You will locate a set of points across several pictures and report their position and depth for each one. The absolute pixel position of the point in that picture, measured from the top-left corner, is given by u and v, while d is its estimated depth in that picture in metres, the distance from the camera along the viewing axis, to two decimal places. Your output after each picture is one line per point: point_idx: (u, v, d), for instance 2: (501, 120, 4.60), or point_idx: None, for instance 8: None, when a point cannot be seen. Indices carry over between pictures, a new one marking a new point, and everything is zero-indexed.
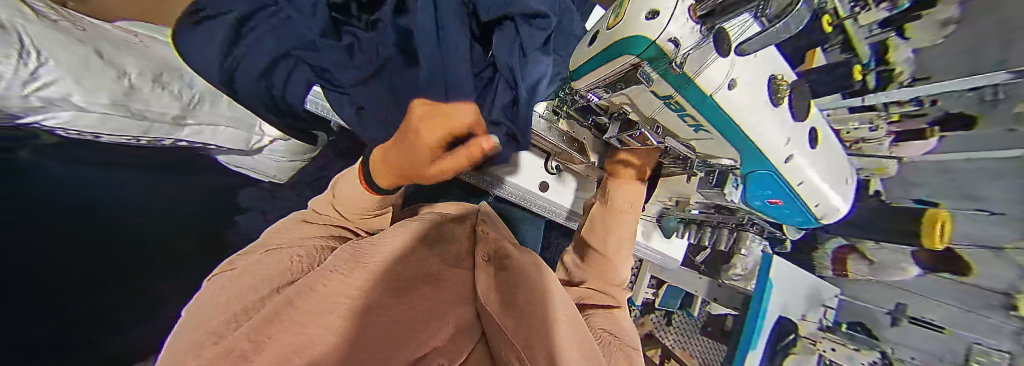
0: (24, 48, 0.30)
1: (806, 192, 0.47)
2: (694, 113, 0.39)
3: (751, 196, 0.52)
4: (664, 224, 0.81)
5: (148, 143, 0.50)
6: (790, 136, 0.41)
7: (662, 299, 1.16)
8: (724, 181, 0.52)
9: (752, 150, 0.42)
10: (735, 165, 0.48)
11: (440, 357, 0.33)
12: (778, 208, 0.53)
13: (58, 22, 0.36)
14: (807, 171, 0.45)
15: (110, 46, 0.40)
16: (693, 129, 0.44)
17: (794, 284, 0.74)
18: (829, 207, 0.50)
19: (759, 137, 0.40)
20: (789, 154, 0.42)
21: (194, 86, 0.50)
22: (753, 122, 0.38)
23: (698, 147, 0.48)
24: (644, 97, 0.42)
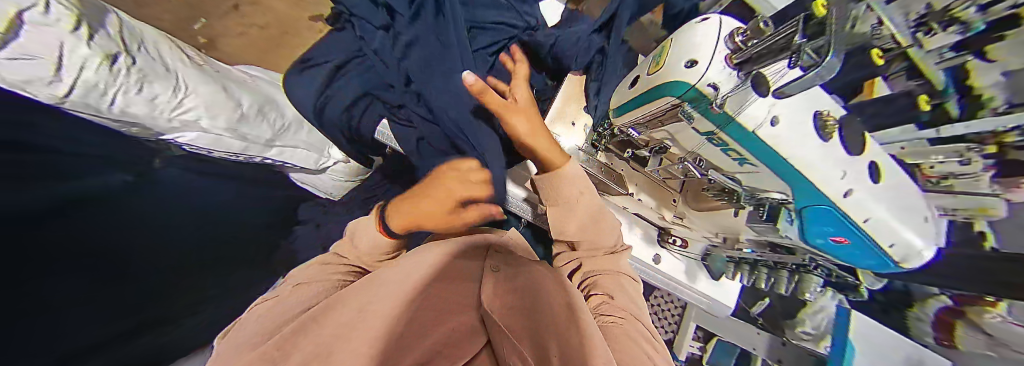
0: (177, 84, 0.44)
1: (874, 228, 0.40)
2: (734, 146, 0.39)
3: (808, 234, 0.45)
4: (709, 265, 0.71)
5: (243, 160, 0.59)
6: (845, 171, 0.37)
7: (710, 357, 1.00)
8: (776, 213, 0.46)
9: (801, 179, 0.38)
10: (786, 199, 0.44)
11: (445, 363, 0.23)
12: (844, 249, 0.44)
13: (202, 67, 0.50)
14: (871, 203, 0.38)
15: (242, 87, 0.54)
16: (737, 162, 0.42)
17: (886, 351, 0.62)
18: (912, 251, 0.41)
19: (809, 170, 0.37)
20: (848, 188, 0.37)
21: (287, 116, 0.60)
22: (803, 155, 0.36)
23: (744, 181, 0.46)
24: (683, 132, 0.44)
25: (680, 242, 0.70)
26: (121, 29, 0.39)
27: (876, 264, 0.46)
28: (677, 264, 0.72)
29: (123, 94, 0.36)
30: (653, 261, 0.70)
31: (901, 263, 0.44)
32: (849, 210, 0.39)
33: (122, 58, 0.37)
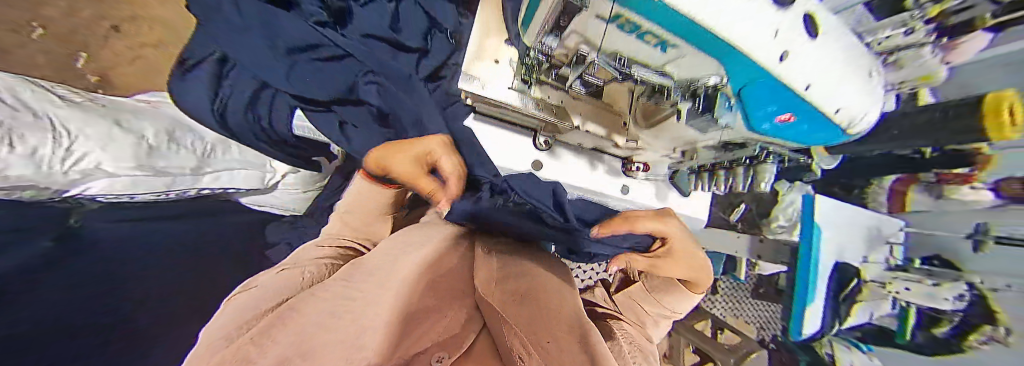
0: (56, 132, 0.37)
1: (822, 96, 0.29)
2: (648, 26, 0.24)
3: (753, 118, 0.36)
4: (677, 183, 0.75)
5: (176, 195, 0.53)
6: (780, 25, 0.23)
7: (701, 267, 1.09)
8: (711, 104, 0.38)
9: (737, 57, 0.25)
10: (721, 82, 0.33)
11: (442, 351, 0.25)
12: (793, 128, 0.36)
13: (81, 103, 0.43)
14: (819, 67, 0.27)
15: (131, 115, 0.47)
16: (659, 49, 0.29)
17: (846, 223, 0.62)
18: (861, 113, 0.33)
19: (746, 47, 0.23)
20: (785, 49, 0.24)
21: (205, 137, 0.54)
22: (743, 30, 0.22)
23: (674, 72, 0.34)
24: (591, 26, 0.29)
25: (643, 166, 0.69)
26: None
27: (825, 138, 0.38)
28: (646, 189, 0.74)
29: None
30: (622, 192, 0.72)
31: (848, 130, 0.36)
32: (796, 79, 0.27)
33: None
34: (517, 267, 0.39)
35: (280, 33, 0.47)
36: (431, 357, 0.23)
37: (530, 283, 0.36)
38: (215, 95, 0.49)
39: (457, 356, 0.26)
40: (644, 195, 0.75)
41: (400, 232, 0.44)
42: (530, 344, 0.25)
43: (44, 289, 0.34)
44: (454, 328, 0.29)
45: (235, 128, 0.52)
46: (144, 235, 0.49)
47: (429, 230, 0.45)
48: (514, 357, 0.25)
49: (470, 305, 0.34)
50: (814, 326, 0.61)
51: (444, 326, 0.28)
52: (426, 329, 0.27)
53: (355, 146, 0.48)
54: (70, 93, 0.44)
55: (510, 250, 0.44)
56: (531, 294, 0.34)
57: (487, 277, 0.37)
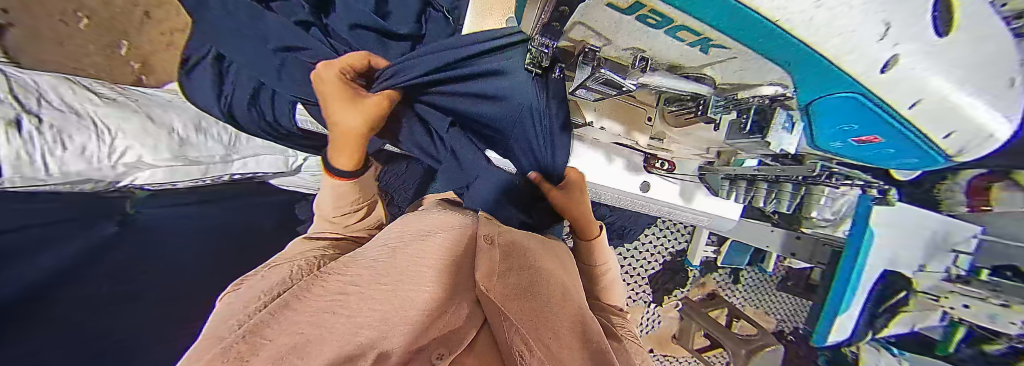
0: (98, 130, 0.41)
1: (923, 112, 0.23)
2: (681, 19, 0.19)
3: (822, 133, 0.31)
4: (708, 183, 0.69)
5: (212, 181, 0.59)
6: (899, 23, 0.16)
7: (724, 257, 1.06)
8: (766, 122, 0.37)
9: (812, 59, 0.19)
10: (784, 93, 0.28)
11: (443, 348, 0.23)
12: (874, 146, 0.30)
13: (116, 100, 0.46)
14: (934, 81, 0.20)
15: (160, 108, 0.50)
16: (699, 49, 0.24)
17: (909, 232, 0.52)
18: (982, 138, 0.26)
19: (828, 50, 0.18)
20: (895, 53, 0.18)
21: (228, 128, 0.57)
22: (834, 28, 0.16)
23: (719, 75, 0.29)
24: (606, 16, 0.24)
25: (668, 165, 0.66)
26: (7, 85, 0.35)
27: (912, 162, 0.31)
28: (671, 187, 0.69)
29: (49, 155, 0.36)
30: (642, 189, 0.68)
31: (955, 157, 0.29)
32: (892, 91, 0.21)
33: (27, 122, 0.35)
34: (520, 258, 0.37)
35: (269, 36, 0.48)
36: (431, 355, 0.22)
37: (530, 279, 0.35)
38: (220, 93, 0.53)
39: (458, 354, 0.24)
40: (667, 189, 0.69)
41: (407, 221, 0.43)
42: (534, 341, 0.25)
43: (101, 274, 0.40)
44: (457, 322, 0.27)
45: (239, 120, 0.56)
46: (184, 217, 0.56)
47: (438, 214, 0.45)
48: (513, 353, 0.24)
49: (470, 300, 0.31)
50: (841, 333, 0.56)
51: (451, 320, 0.26)
52: (435, 321, 0.25)
53: None
54: (105, 89, 0.48)
55: (516, 239, 0.42)
56: (534, 291, 0.33)
57: (491, 265, 0.33)
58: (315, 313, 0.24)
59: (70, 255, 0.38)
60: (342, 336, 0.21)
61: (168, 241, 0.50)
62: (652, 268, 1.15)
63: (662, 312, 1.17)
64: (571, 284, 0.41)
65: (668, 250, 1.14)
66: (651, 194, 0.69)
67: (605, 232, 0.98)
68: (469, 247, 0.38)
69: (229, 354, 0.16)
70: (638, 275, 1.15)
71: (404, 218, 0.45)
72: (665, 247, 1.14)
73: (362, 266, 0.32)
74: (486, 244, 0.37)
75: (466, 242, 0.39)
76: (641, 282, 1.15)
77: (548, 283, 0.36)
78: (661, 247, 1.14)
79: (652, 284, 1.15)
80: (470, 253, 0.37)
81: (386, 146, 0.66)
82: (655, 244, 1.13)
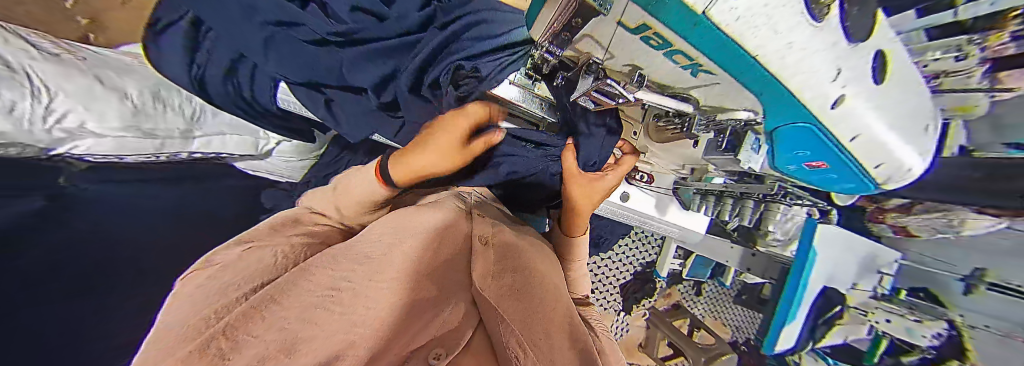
0: (34, 88, 0.36)
1: (863, 145, 0.26)
2: (679, 44, 0.21)
3: (782, 156, 0.33)
4: (681, 197, 0.74)
5: (167, 158, 0.54)
6: (845, 67, 0.19)
7: (690, 270, 1.13)
8: (740, 141, 0.40)
9: (781, 94, 0.22)
10: (756, 119, 0.30)
11: (440, 346, 0.24)
12: (820, 173, 0.34)
13: (60, 57, 0.41)
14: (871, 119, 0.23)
15: (112, 71, 0.45)
16: (689, 73, 0.26)
17: (847, 254, 0.59)
18: (901, 170, 0.30)
19: (792, 86, 0.20)
20: (843, 94, 0.21)
21: (193, 99, 0.53)
22: (798, 68, 0.18)
23: (701, 97, 0.31)
24: (609, 33, 0.25)
25: (648, 177, 0.70)
26: None
27: (849, 189, 0.36)
28: (647, 199, 0.73)
29: None
30: (620, 199, 0.71)
31: (882, 185, 0.33)
32: (840, 126, 0.24)
33: None
34: (513, 259, 0.38)
35: (256, 5, 0.44)
36: (428, 356, 0.23)
37: (524, 280, 0.34)
38: (192, 60, 0.49)
39: (456, 354, 0.24)
40: (643, 200, 0.73)
41: (401, 212, 0.42)
42: (528, 344, 0.25)
43: (22, 255, 0.34)
44: (454, 322, 0.27)
45: (211, 93, 0.53)
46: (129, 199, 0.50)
47: (430, 207, 0.43)
48: (509, 355, 0.25)
49: (465, 300, 0.31)
50: (787, 342, 0.62)
51: (445, 319, 0.27)
52: (423, 326, 0.26)
53: (344, 128, 0.58)
54: (40, 40, 0.42)
55: (510, 242, 0.42)
56: (527, 291, 0.33)
57: (482, 267, 0.33)
58: (301, 308, 0.27)
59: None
60: None
61: (107, 224, 0.45)
62: (624, 277, 1.20)
63: (630, 320, 1.22)
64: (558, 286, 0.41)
65: (639, 260, 1.19)
66: (629, 203, 0.72)
67: None
68: (464, 243, 0.38)
69: None
70: (610, 283, 1.19)
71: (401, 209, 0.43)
72: (636, 258, 1.19)
73: (347, 257, 0.30)
74: (480, 245, 0.37)
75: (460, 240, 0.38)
76: (612, 291, 1.19)
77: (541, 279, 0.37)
78: (633, 258, 1.19)
79: (623, 293, 1.20)
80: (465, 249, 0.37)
81: (373, 135, 0.64)
82: (627, 254, 1.18)
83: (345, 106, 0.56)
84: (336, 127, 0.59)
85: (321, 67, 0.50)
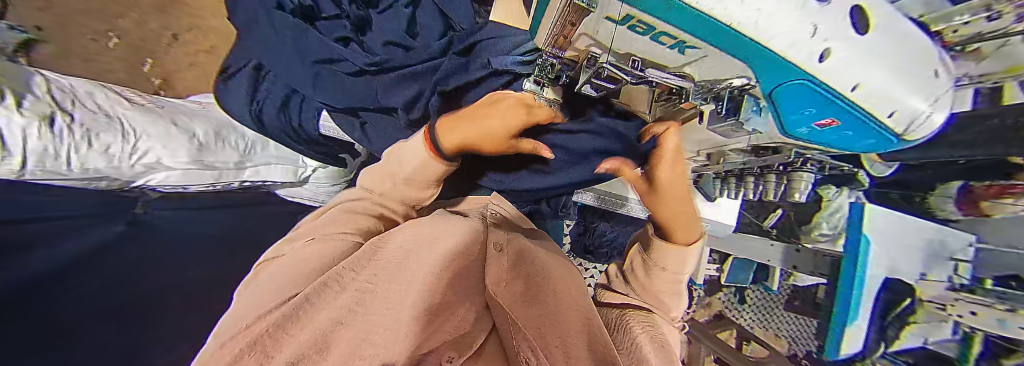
0: (124, 130, 0.43)
1: (868, 95, 0.25)
2: (662, 26, 0.23)
3: (787, 121, 0.32)
4: (702, 189, 0.72)
5: (223, 187, 0.60)
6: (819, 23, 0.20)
7: (728, 275, 1.05)
8: (738, 105, 0.36)
9: (766, 56, 0.23)
10: (751, 84, 0.30)
11: (452, 352, 0.21)
12: (834, 133, 0.32)
13: (145, 106, 0.49)
14: (868, 70, 0.24)
15: (185, 116, 0.53)
16: (678, 51, 0.27)
17: (900, 237, 0.54)
18: (924, 121, 0.29)
19: (777, 48, 0.21)
20: (827, 46, 0.22)
21: (246, 135, 0.60)
22: (775, 30, 0.20)
23: (696, 73, 0.32)
24: (601, 27, 0.28)
25: None
26: (49, 87, 0.38)
27: (875, 146, 0.34)
28: None
29: (74, 153, 0.36)
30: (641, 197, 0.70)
31: (905, 137, 0.31)
32: (840, 80, 0.24)
33: (59, 119, 0.36)
34: (524, 268, 0.38)
35: (305, 51, 0.54)
36: (442, 355, 0.20)
37: (534, 288, 0.34)
38: (253, 97, 0.60)
39: (467, 358, 0.23)
40: None
41: (419, 223, 0.44)
42: (541, 352, 0.23)
43: (105, 277, 0.38)
44: (465, 325, 0.26)
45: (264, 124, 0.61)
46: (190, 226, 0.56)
47: (453, 219, 0.46)
48: (519, 359, 0.23)
49: (478, 304, 0.31)
50: (854, 346, 0.55)
51: (457, 323, 0.25)
52: (440, 326, 0.23)
53: (374, 144, 0.62)
54: (135, 96, 0.51)
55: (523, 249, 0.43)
56: (538, 298, 0.33)
57: (496, 272, 0.34)
58: (332, 312, 0.24)
59: (79, 251, 0.38)
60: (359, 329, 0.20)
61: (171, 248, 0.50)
62: None
63: (668, 335, 1.13)
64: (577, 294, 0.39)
65: None
66: None
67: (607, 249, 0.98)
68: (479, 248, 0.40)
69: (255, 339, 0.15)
70: None
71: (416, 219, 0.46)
72: None
73: (376, 265, 0.32)
74: (495, 251, 0.40)
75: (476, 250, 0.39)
76: None
77: (555, 287, 0.37)
78: None
79: None
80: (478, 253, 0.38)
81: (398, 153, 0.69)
82: None
83: (375, 126, 0.61)
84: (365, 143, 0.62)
85: (348, 92, 0.56)
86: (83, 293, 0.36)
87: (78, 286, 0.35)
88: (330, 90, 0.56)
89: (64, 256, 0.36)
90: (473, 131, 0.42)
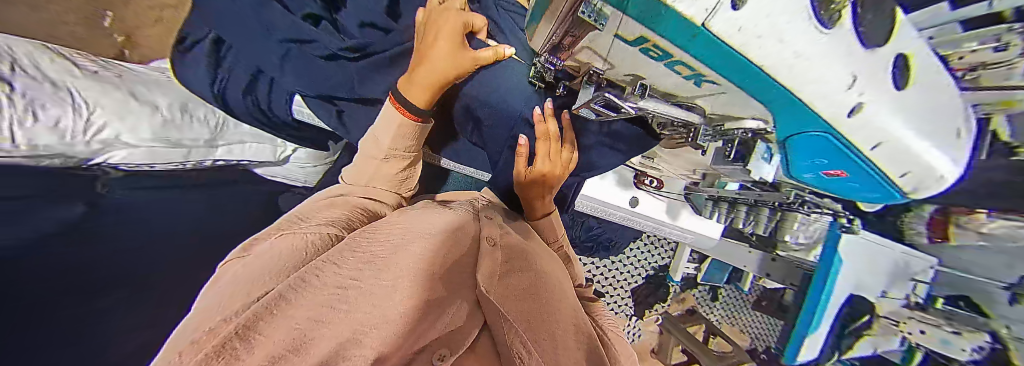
0: (74, 103, 0.39)
1: (885, 154, 0.25)
2: (678, 55, 0.20)
3: (795, 165, 0.32)
4: (694, 203, 0.74)
5: (191, 165, 0.57)
6: (859, 74, 0.17)
7: (704, 274, 1.09)
8: (748, 151, 0.39)
9: (791, 103, 0.20)
10: (764, 129, 0.30)
11: (445, 349, 0.24)
12: (841, 182, 0.32)
13: (98, 73, 0.45)
14: (891, 127, 0.22)
15: (144, 88, 0.49)
16: (693, 82, 0.25)
17: (877, 261, 0.56)
18: (932, 178, 0.27)
19: (805, 97, 0.19)
20: (860, 101, 0.19)
21: (216, 112, 0.58)
22: (809, 80, 0.17)
23: (708, 106, 0.29)
24: (609, 45, 0.24)
25: (657, 183, 0.70)
26: None
27: (874, 197, 0.33)
28: (658, 203, 0.72)
29: (17, 126, 0.33)
30: (631, 204, 0.71)
31: (911, 194, 0.30)
32: (858, 136, 0.22)
33: None
34: (523, 263, 0.37)
35: (283, 22, 0.49)
36: (431, 358, 0.23)
37: (530, 283, 0.35)
38: (213, 77, 0.56)
39: (459, 354, 0.25)
40: (653, 204, 0.73)
41: (408, 212, 0.43)
42: (533, 348, 0.27)
43: (70, 255, 0.37)
44: (457, 323, 0.27)
45: (229, 103, 0.58)
46: (160, 202, 0.53)
47: (441, 210, 0.44)
48: (513, 357, 0.25)
49: (470, 298, 0.31)
50: (811, 352, 0.59)
51: (451, 320, 0.27)
52: (434, 323, 0.25)
53: (354, 136, 0.60)
54: (84, 60, 0.46)
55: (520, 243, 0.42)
56: (533, 299, 0.33)
57: (491, 265, 0.33)
58: (312, 307, 0.22)
59: (48, 225, 0.36)
60: (342, 335, 0.19)
61: (141, 226, 0.48)
62: (635, 281, 1.18)
63: (643, 326, 1.18)
64: (570, 294, 0.40)
65: (651, 264, 1.17)
66: (638, 208, 0.72)
67: (592, 244, 1.00)
68: (474, 245, 0.39)
69: (222, 350, 0.15)
70: (621, 287, 1.17)
71: (408, 209, 0.45)
72: (648, 261, 1.17)
73: (359, 256, 0.30)
74: (489, 245, 0.36)
75: (471, 248, 0.38)
76: (624, 295, 1.17)
77: (551, 285, 0.38)
78: (645, 261, 1.17)
79: (634, 297, 1.17)
80: (473, 248, 0.38)
81: None
82: (638, 258, 1.17)
83: (354, 116, 0.58)
84: (346, 134, 0.60)
85: (329, 78, 0.52)
86: (54, 268, 0.34)
87: (47, 260, 0.34)
88: (301, 71, 0.52)
89: (31, 228, 0.34)
90: (419, 88, 0.45)
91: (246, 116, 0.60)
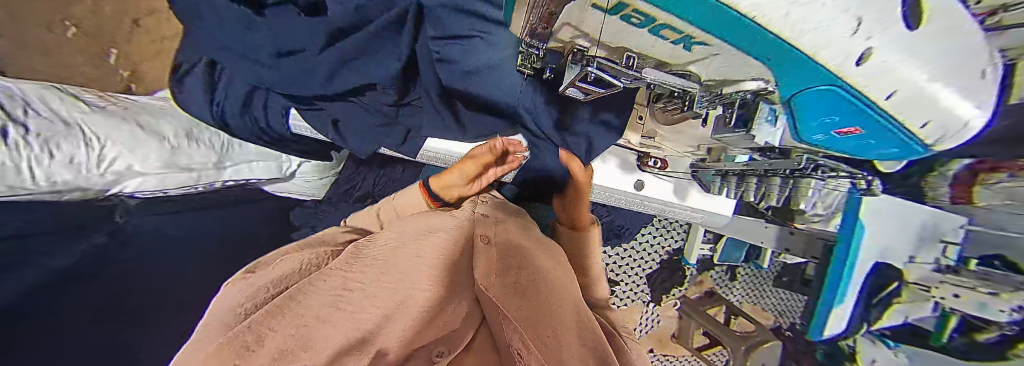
0: (86, 138, 0.42)
1: (900, 106, 0.23)
2: (663, 16, 0.19)
3: (804, 127, 0.31)
4: (700, 180, 0.70)
5: (204, 188, 0.60)
6: (868, 14, 0.16)
7: (721, 254, 1.07)
8: (751, 114, 0.37)
9: (793, 54, 0.19)
10: (766, 87, 0.28)
11: (442, 346, 0.25)
12: (857, 140, 0.30)
13: (105, 108, 0.47)
14: (912, 73, 0.20)
15: (150, 116, 0.51)
16: (684, 47, 0.24)
17: (904, 225, 0.53)
18: (960, 128, 0.25)
19: (805, 45, 0.17)
20: (871, 45, 0.18)
21: (220, 134, 0.58)
22: (809, 25, 0.16)
23: (703, 71, 0.29)
24: (590, 16, 0.24)
25: (660, 163, 0.68)
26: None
27: (895, 154, 0.31)
28: (663, 186, 0.71)
29: (36, 164, 0.37)
30: (636, 188, 0.70)
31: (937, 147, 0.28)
32: (870, 85, 0.21)
33: (12, 131, 0.35)
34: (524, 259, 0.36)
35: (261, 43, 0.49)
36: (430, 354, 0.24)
37: (532, 276, 0.34)
38: (211, 99, 0.55)
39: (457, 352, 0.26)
40: (658, 186, 0.72)
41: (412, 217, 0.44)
42: (532, 340, 0.26)
43: (77, 292, 0.39)
44: (456, 322, 0.28)
45: (229, 124, 0.57)
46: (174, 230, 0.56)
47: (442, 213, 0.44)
48: (513, 353, 0.25)
49: (470, 298, 0.32)
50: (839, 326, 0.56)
51: (449, 320, 0.28)
52: (433, 321, 0.27)
53: (352, 144, 0.61)
54: (94, 97, 0.49)
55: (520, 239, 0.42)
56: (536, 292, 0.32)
57: (489, 263, 0.33)
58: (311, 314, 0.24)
59: (55, 267, 0.38)
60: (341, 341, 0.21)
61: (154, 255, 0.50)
62: (650, 267, 1.16)
63: (661, 311, 1.17)
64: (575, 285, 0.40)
65: (665, 248, 1.15)
66: (643, 192, 0.71)
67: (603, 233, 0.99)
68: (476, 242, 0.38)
69: None
70: (635, 274, 1.16)
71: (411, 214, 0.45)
72: (661, 246, 1.15)
73: (364, 265, 0.33)
74: (484, 242, 0.36)
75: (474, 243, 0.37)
76: (639, 282, 1.16)
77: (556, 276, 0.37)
78: (658, 246, 1.15)
79: (650, 284, 1.16)
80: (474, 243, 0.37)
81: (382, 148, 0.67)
82: (651, 243, 1.14)
83: (350, 124, 0.59)
84: (344, 143, 0.61)
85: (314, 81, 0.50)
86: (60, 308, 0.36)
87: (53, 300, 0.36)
88: (286, 80, 0.51)
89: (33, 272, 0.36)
90: None
91: (244, 132, 0.59)
